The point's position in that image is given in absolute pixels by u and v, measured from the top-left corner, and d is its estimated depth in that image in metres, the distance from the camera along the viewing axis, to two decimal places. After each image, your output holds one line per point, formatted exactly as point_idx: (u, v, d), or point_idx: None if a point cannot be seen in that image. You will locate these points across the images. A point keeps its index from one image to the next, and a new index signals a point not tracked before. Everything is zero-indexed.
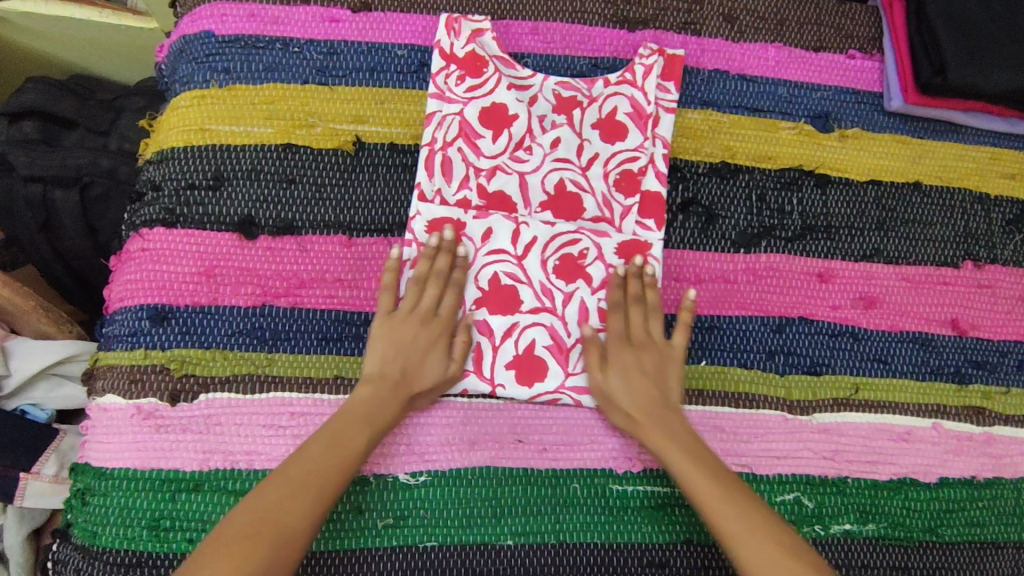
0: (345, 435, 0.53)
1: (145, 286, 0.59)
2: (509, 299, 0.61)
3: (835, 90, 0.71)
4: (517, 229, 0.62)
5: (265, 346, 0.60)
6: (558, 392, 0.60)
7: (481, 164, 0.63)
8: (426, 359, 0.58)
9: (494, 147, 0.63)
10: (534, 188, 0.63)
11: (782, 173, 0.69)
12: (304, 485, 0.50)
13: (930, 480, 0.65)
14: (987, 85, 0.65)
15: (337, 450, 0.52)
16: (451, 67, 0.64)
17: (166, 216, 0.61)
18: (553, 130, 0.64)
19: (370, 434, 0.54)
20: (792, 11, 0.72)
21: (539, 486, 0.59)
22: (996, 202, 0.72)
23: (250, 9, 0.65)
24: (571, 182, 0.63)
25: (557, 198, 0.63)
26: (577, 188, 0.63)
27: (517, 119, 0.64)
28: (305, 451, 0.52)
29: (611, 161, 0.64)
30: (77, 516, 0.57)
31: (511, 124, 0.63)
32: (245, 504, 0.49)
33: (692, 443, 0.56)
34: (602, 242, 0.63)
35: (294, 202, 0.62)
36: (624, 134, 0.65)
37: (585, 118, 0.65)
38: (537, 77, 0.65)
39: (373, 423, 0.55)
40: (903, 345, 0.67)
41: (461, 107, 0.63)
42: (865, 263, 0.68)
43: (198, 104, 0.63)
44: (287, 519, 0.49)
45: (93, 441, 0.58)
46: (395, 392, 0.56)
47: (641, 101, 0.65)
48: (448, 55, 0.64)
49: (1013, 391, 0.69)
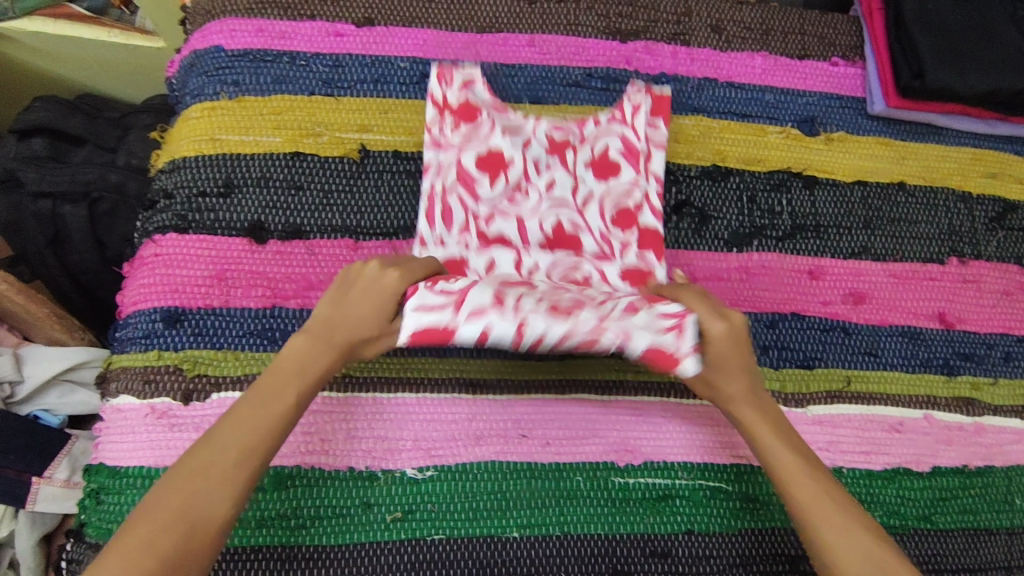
0: (275, 390, 0.48)
1: (159, 289, 0.61)
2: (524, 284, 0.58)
3: (820, 96, 0.74)
4: (520, 260, 0.64)
5: (275, 346, 0.62)
6: (599, 335, 0.50)
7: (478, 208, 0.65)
8: (370, 307, 0.51)
9: (490, 192, 0.65)
10: (533, 228, 0.65)
11: (771, 175, 0.72)
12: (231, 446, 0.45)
13: (923, 469, 0.67)
14: (964, 87, 0.68)
15: (269, 409, 0.47)
16: (445, 117, 0.64)
17: (178, 223, 0.63)
18: (548, 173, 0.67)
19: (299, 392, 0.49)
20: (776, 22, 0.75)
21: (543, 479, 0.61)
22: (978, 201, 0.74)
23: (259, 25, 0.68)
24: (568, 221, 0.66)
25: (553, 235, 0.65)
26: (574, 227, 0.66)
27: (513, 165, 0.65)
28: (236, 411, 0.47)
29: (607, 199, 0.66)
30: (91, 515, 0.58)
31: (507, 169, 0.65)
32: (174, 473, 0.45)
33: (776, 419, 0.54)
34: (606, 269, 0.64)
35: (302, 208, 0.65)
36: (617, 172, 0.66)
37: (578, 158, 0.67)
38: (529, 122, 0.66)
39: (306, 378, 0.49)
40: (892, 338, 0.70)
41: (457, 156, 0.64)
42: (853, 260, 0.71)
43: (210, 115, 0.65)
44: (210, 484, 0.44)
45: (106, 441, 0.59)
46: (336, 343, 0.51)
47: (632, 139, 0.66)
48: (442, 105, 0.65)
49: (1001, 382, 0.71)
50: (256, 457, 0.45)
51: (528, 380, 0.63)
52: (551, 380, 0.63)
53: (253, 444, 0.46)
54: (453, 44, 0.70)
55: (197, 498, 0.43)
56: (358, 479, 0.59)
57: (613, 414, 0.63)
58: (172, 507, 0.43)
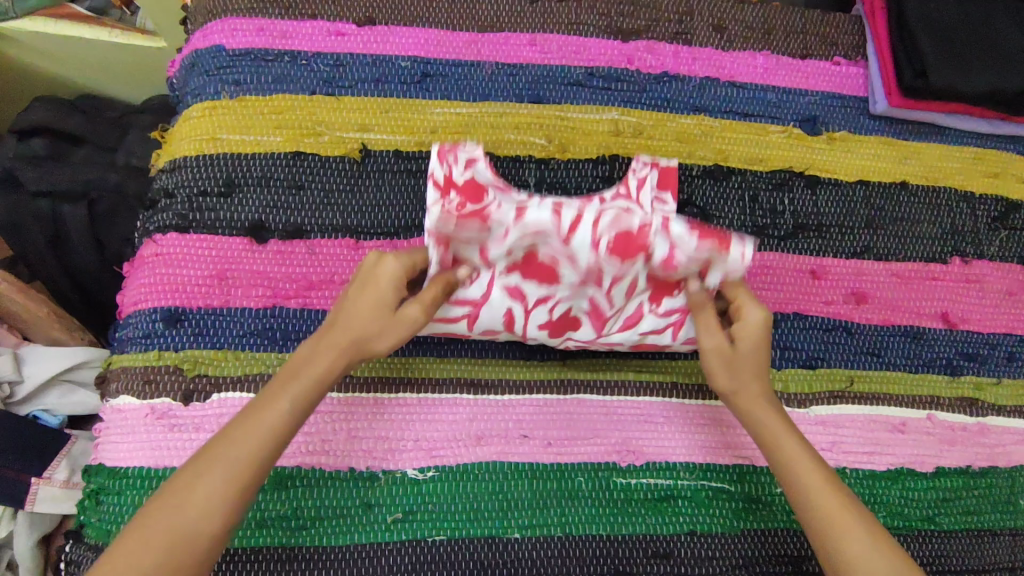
0: (267, 407, 0.48)
1: (159, 289, 0.61)
2: (543, 271, 0.53)
3: (822, 95, 0.74)
4: (523, 337, 0.59)
5: (276, 346, 0.61)
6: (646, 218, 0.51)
7: (476, 291, 0.54)
8: (366, 305, 0.50)
9: (494, 300, 0.55)
10: (540, 308, 0.56)
11: (773, 174, 0.71)
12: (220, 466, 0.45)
13: (927, 469, 0.66)
14: (966, 86, 0.68)
15: (255, 425, 0.47)
16: (449, 197, 0.52)
17: (179, 222, 0.63)
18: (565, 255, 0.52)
19: (291, 410, 0.48)
20: (778, 21, 0.75)
21: (545, 480, 0.60)
22: (981, 200, 0.74)
23: (260, 24, 0.68)
24: (582, 307, 0.56)
25: (561, 323, 0.57)
26: (591, 309, 0.56)
27: (524, 247, 0.51)
28: (233, 425, 0.47)
29: (642, 279, 0.54)
30: (90, 516, 0.58)
31: (520, 296, 0.55)
32: (167, 487, 0.46)
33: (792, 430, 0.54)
34: (615, 344, 0.60)
35: (302, 208, 0.64)
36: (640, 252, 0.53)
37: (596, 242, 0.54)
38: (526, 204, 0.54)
39: (298, 397, 0.48)
40: (895, 338, 0.69)
41: (455, 245, 0.52)
42: (856, 260, 0.71)
43: (210, 114, 0.65)
44: (201, 501, 0.45)
45: (106, 442, 0.59)
46: (335, 345, 0.50)
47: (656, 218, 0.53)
48: (444, 185, 0.53)
49: (1004, 382, 0.71)
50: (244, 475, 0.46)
51: (529, 379, 0.63)
52: (552, 380, 0.63)
53: (245, 464, 0.46)
54: (454, 43, 0.70)
55: (190, 514, 0.44)
56: (359, 479, 0.58)
57: (615, 414, 0.63)
58: (164, 524, 0.44)
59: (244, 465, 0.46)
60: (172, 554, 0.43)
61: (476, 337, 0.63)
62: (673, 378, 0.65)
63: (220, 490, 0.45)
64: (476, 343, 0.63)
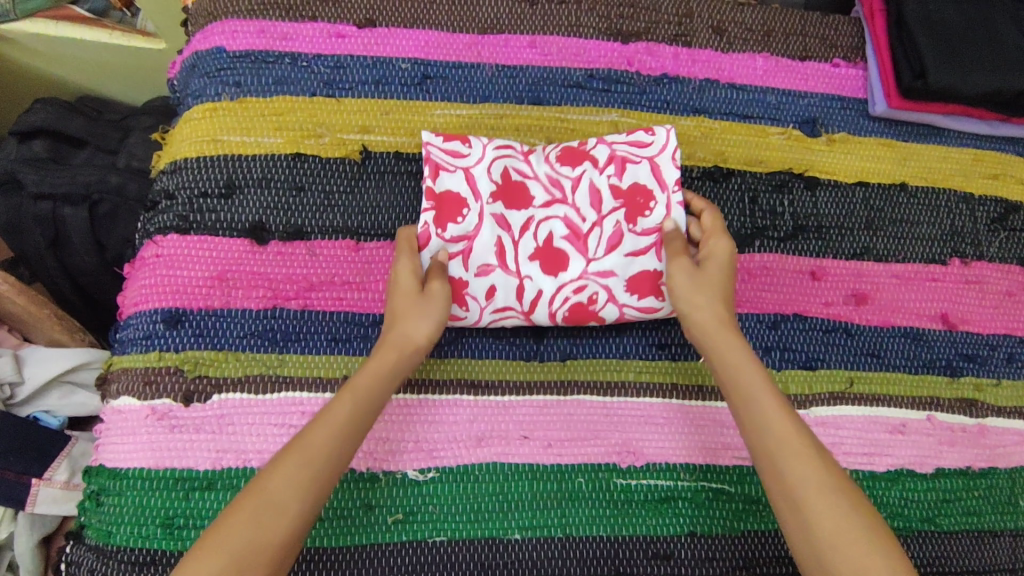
0: (332, 408, 0.51)
1: (159, 290, 0.61)
2: (521, 193, 0.63)
3: (822, 97, 0.74)
4: (521, 283, 0.61)
5: (276, 347, 0.61)
6: (602, 148, 0.64)
7: (469, 225, 0.61)
8: (402, 297, 0.58)
9: (485, 232, 0.61)
10: (523, 243, 0.61)
11: (773, 175, 0.72)
12: (288, 465, 0.48)
13: (926, 470, 0.66)
14: (966, 88, 0.68)
15: (327, 436, 0.50)
16: (439, 144, 0.62)
17: (180, 223, 0.63)
18: (541, 185, 0.63)
19: (353, 411, 0.51)
20: (777, 23, 0.75)
21: (545, 481, 0.60)
22: (981, 201, 0.74)
23: (261, 26, 0.68)
24: (561, 235, 0.62)
25: (548, 253, 0.61)
26: (568, 237, 0.62)
27: (501, 178, 0.62)
28: (299, 434, 0.50)
29: (606, 194, 0.63)
30: (90, 517, 0.58)
31: (507, 225, 0.62)
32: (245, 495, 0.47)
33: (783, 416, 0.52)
34: (611, 282, 0.62)
35: (303, 209, 0.64)
36: (603, 173, 0.63)
37: (568, 175, 0.63)
38: (492, 153, 0.63)
39: (359, 398, 0.52)
40: (895, 339, 0.69)
41: (448, 178, 0.61)
42: (856, 261, 0.71)
43: (211, 116, 0.65)
44: (272, 503, 0.46)
45: (107, 442, 0.59)
46: (386, 347, 0.55)
47: (616, 148, 0.63)
48: (433, 162, 0.62)
49: (1004, 383, 0.71)
50: (319, 481, 0.48)
51: (529, 381, 0.63)
52: (552, 381, 0.63)
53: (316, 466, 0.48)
54: (454, 45, 0.70)
55: (263, 516, 0.46)
56: (359, 480, 0.58)
57: (615, 416, 0.63)
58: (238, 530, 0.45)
59: (312, 465, 0.48)
60: (239, 555, 0.44)
61: (478, 338, 0.64)
62: (672, 379, 0.65)
63: (289, 492, 0.47)
64: (478, 344, 0.63)
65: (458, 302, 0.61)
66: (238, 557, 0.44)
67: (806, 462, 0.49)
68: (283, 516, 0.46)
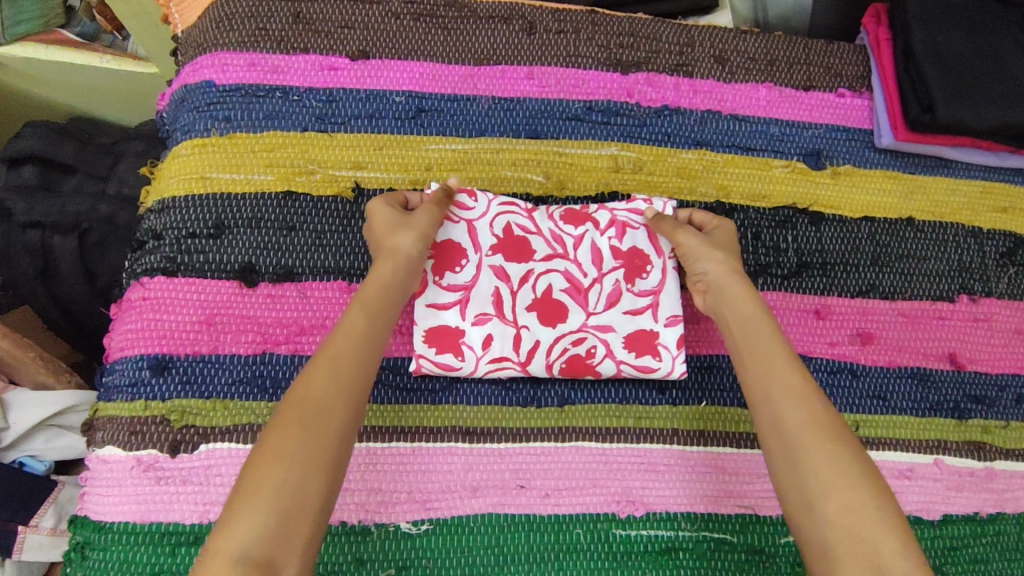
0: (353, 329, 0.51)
1: (146, 336, 0.60)
2: (521, 248, 0.63)
3: (826, 128, 0.73)
4: (517, 333, 0.61)
5: (266, 394, 0.60)
6: (610, 213, 0.65)
7: (466, 275, 0.61)
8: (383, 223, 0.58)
9: (483, 282, 0.62)
10: (523, 294, 0.62)
11: (776, 211, 0.70)
12: (323, 376, 0.47)
13: (933, 517, 0.65)
14: (975, 122, 0.66)
15: (346, 361, 0.49)
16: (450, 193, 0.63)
17: (167, 265, 0.61)
18: (544, 240, 0.63)
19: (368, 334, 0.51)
20: (781, 52, 0.74)
21: (541, 532, 0.59)
22: (989, 236, 0.72)
23: (251, 59, 0.66)
24: (560, 287, 0.63)
25: (547, 305, 0.62)
26: (565, 291, 0.63)
27: (507, 232, 0.63)
28: (326, 345, 0.50)
29: (607, 254, 0.64)
30: (75, 571, 0.56)
31: (506, 277, 0.62)
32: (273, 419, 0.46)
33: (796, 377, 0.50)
34: (610, 338, 0.62)
35: (294, 250, 0.63)
36: (607, 232, 0.64)
37: (571, 230, 0.64)
38: (497, 207, 0.63)
39: (373, 311, 0.52)
40: (901, 380, 0.68)
41: (452, 227, 0.62)
42: (861, 299, 0.69)
43: (199, 152, 0.64)
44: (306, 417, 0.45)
45: (92, 494, 0.57)
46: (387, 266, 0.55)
47: (621, 212, 0.65)
48: None
49: (1012, 425, 0.69)
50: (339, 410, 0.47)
51: (526, 427, 0.61)
52: (550, 428, 0.61)
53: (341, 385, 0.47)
54: (450, 77, 0.68)
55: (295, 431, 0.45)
56: (351, 533, 0.57)
57: (613, 464, 0.61)
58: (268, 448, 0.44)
59: (343, 378, 0.48)
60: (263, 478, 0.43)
61: (473, 383, 0.62)
62: (673, 425, 0.63)
63: (321, 408, 0.46)
64: (474, 389, 0.62)
65: (454, 352, 0.60)
66: (276, 473, 0.43)
67: (800, 403, 0.48)
68: (329, 420, 0.46)
